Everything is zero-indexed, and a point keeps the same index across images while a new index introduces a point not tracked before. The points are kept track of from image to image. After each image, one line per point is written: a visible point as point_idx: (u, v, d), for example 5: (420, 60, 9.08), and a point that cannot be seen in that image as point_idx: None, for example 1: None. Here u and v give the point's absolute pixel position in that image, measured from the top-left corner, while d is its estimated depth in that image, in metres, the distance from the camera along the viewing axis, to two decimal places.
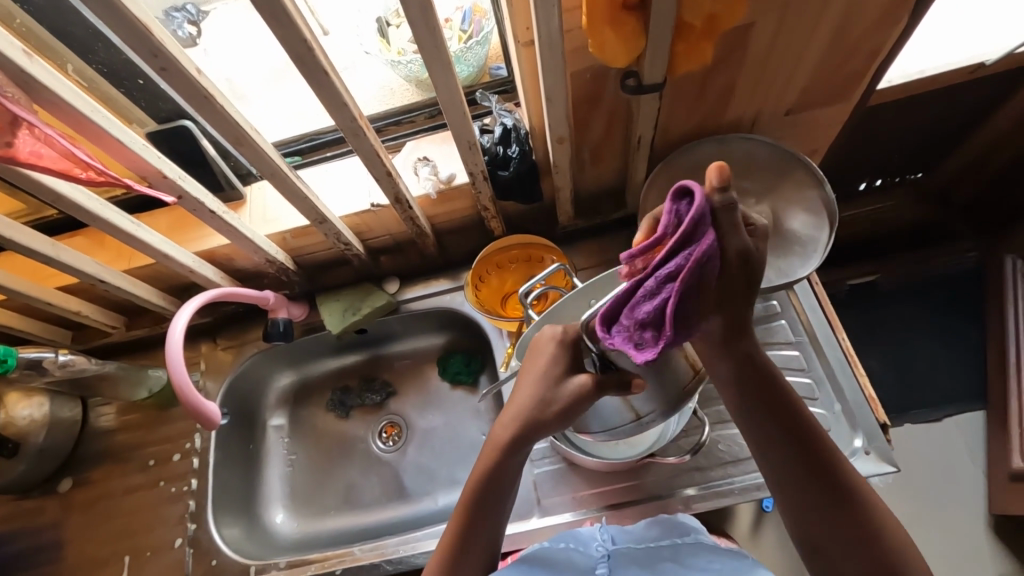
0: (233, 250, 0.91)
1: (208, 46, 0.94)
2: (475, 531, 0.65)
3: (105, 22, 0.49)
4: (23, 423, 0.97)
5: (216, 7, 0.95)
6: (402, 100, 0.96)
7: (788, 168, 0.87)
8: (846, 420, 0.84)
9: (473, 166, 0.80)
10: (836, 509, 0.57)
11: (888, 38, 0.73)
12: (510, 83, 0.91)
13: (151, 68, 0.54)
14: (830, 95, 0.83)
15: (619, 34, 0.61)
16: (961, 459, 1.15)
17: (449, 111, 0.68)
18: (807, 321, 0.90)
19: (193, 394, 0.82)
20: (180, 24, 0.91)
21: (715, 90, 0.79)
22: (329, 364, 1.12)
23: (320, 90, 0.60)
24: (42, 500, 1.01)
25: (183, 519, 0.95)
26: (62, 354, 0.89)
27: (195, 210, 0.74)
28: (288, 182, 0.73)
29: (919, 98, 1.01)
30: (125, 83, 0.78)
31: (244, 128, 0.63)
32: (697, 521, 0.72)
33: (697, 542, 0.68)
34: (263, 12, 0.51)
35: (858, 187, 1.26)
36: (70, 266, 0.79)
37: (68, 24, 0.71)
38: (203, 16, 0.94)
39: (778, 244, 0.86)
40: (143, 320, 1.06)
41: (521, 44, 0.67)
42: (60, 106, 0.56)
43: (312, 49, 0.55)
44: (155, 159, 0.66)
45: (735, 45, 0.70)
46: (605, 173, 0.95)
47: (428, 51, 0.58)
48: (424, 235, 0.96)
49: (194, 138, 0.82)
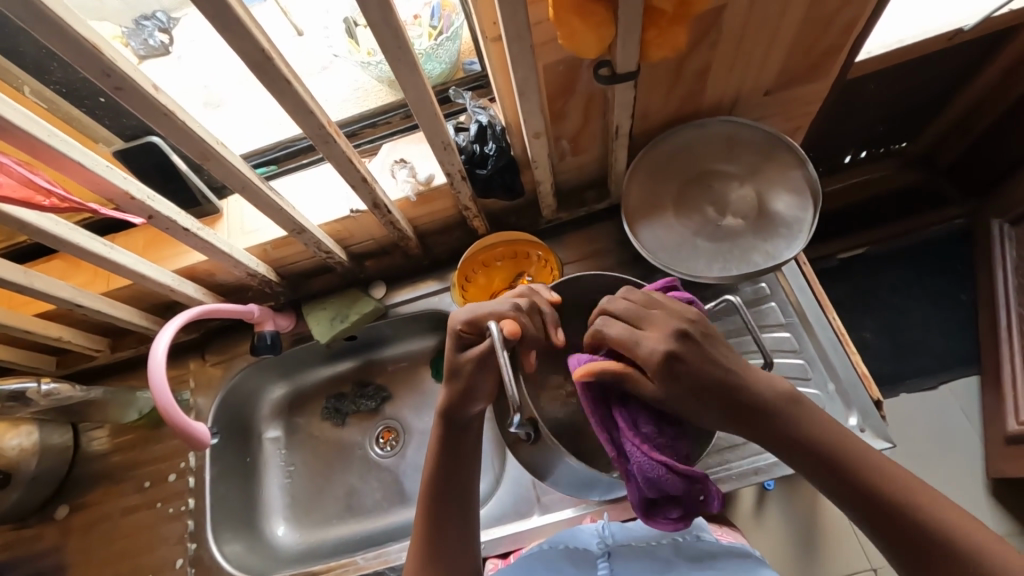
0: (213, 265, 0.90)
1: (180, 54, 0.93)
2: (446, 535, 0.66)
3: (51, 44, 0.47)
4: (13, 453, 0.93)
5: (186, 13, 0.92)
6: (376, 101, 0.94)
7: (770, 149, 0.87)
8: (840, 398, 0.84)
9: (450, 166, 0.79)
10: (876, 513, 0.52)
11: (862, 11, 0.71)
12: (483, 78, 0.89)
13: (105, 89, 0.52)
14: (809, 71, 0.82)
15: (588, 24, 0.59)
16: (957, 426, 1.16)
17: (420, 113, 0.67)
18: (797, 301, 0.89)
19: (180, 415, 0.80)
20: (151, 33, 0.89)
21: (692, 74, 0.78)
22: (322, 372, 1.11)
23: (284, 99, 0.58)
24: (39, 528, 1.00)
25: (183, 539, 0.95)
26: (45, 382, 0.87)
27: (168, 228, 0.72)
28: (261, 194, 0.71)
29: (899, 69, 1.00)
30: (87, 102, 0.76)
31: (209, 142, 0.61)
32: (700, 519, 0.74)
33: (697, 540, 0.70)
34: (215, 22, 0.48)
35: (844, 159, 1.26)
36: (44, 293, 0.77)
37: (20, 44, 0.68)
38: (173, 24, 0.91)
39: (763, 227, 0.85)
40: (126, 341, 1.04)
41: (490, 40, 0.66)
42: (12, 133, 0.54)
43: (270, 58, 0.53)
44: (122, 180, 0.64)
45: (707, 28, 0.69)
46: (586, 164, 0.94)
47: (392, 53, 0.56)
48: (407, 238, 0.94)
49: (163, 154, 0.80)
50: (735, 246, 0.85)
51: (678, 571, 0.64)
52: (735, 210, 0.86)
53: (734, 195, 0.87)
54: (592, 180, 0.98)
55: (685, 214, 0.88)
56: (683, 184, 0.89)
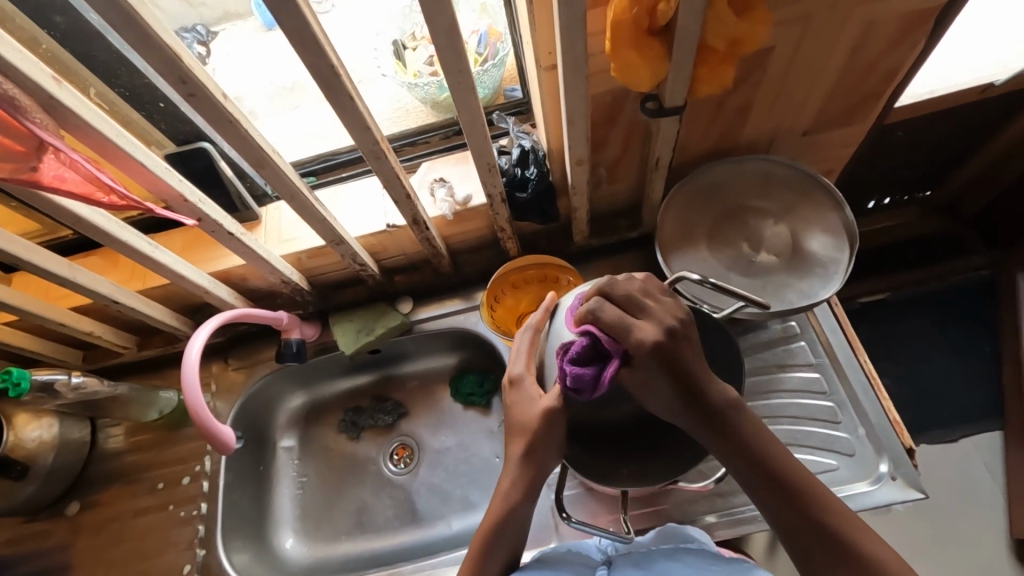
0: (248, 270, 0.91)
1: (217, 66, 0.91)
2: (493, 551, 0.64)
3: (134, 48, 0.49)
4: (32, 445, 0.92)
5: (224, 29, 0.91)
6: (416, 120, 0.96)
7: (808, 189, 0.87)
8: (870, 444, 0.82)
9: (492, 187, 0.80)
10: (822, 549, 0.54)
11: (904, 60, 0.74)
12: (525, 104, 0.92)
13: (179, 94, 0.54)
14: (847, 116, 0.84)
15: (643, 58, 0.61)
16: (978, 481, 1.14)
17: (470, 134, 0.68)
18: (827, 342, 0.89)
19: (208, 416, 0.80)
20: (190, 45, 0.87)
21: (733, 111, 0.79)
22: (340, 385, 1.11)
23: (344, 113, 0.60)
24: (49, 523, 1.00)
25: (193, 544, 0.94)
26: (75, 376, 0.87)
27: (213, 232, 0.74)
28: (307, 203, 0.73)
29: (929, 119, 1.02)
30: (146, 106, 0.79)
31: (265, 149, 0.63)
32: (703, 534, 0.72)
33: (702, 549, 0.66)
34: (292, 38, 0.51)
35: (867, 205, 1.25)
36: (85, 287, 0.78)
37: (94, 49, 0.71)
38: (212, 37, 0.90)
39: (798, 266, 0.85)
40: (154, 340, 1.06)
41: (543, 68, 0.68)
42: (84, 130, 0.56)
43: (338, 74, 0.55)
44: (177, 182, 0.65)
45: (753, 67, 0.71)
46: (620, 193, 0.95)
47: (453, 74, 0.59)
48: (440, 255, 0.96)
49: (212, 159, 0.82)
50: (770, 283, 0.84)
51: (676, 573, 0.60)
52: (770, 247, 0.87)
53: (768, 232, 0.88)
54: (625, 208, 1.00)
55: (719, 248, 0.88)
56: (720, 218, 0.90)
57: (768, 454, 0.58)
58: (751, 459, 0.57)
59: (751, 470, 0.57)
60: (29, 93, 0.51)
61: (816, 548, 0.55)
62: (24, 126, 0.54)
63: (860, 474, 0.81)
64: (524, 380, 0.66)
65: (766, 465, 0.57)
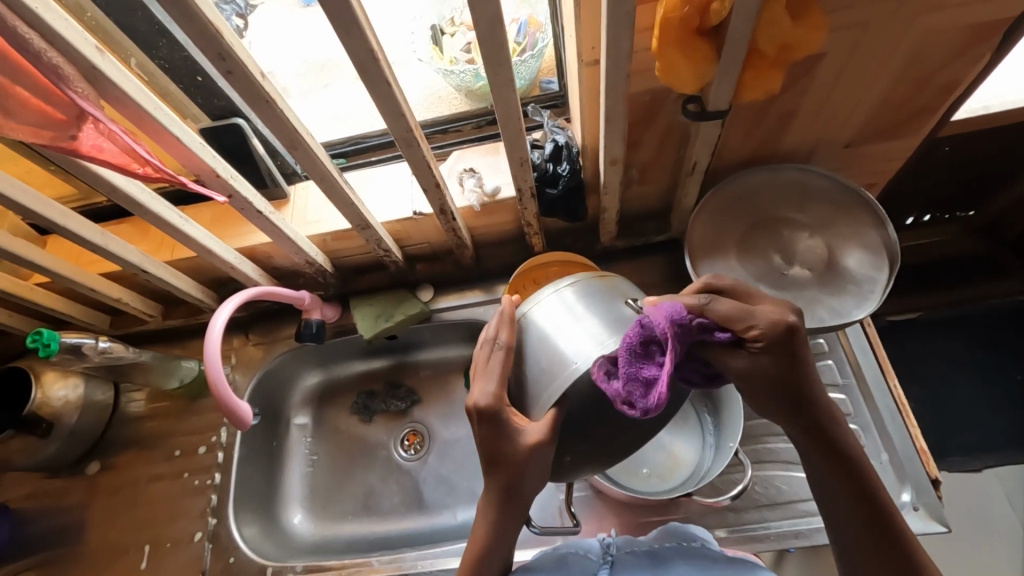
0: (273, 248, 0.92)
1: (251, 41, 0.91)
2: (498, 553, 0.63)
3: (176, 21, 0.49)
4: (58, 404, 0.95)
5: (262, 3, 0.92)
6: (449, 108, 0.95)
7: (847, 203, 0.84)
8: (893, 471, 0.80)
9: (522, 182, 0.79)
10: (866, 523, 0.54)
11: (964, 76, 0.70)
12: (561, 98, 0.90)
13: (218, 71, 0.54)
14: (896, 129, 0.80)
15: (689, 59, 0.59)
16: (999, 514, 1.11)
17: (504, 127, 0.67)
18: (855, 363, 0.86)
19: (226, 390, 0.81)
20: (229, 17, 0.85)
21: (777, 119, 0.76)
22: (356, 367, 1.12)
23: (379, 98, 0.60)
24: (70, 480, 1.03)
25: (205, 513, 0.96)
26: (102, 341, 0.89)
27: (243, 209, 0.74)
28: (336, 186, 0.72)
29: (982, 136, 0.97)
30: (183, 79, 0.79)
31: (299, 131, 0.63)
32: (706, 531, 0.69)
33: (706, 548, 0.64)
34: (333, 21, 0.50)
35: (906, 221, 1.21)
36: (116, 255, 0.80)
37: (136, 20, 0.72)
38: (250, 11, 0.89)
39: (831, 282, 0.82)
40: (179, 310, 1.08)
41: (584, 64, 0.66)
42: (124, 102, 0.56)
43: (376, 59, 0.54)
44: (211, 158, 0.66)
45: (803, 73, 0.68)
46: (651, 195, 0.93)
47: (492, 65, 0.57)
48: (464, 246, 0.95)
49: (245, 136, 0.82)
50: (801, 298, 0.82)
51: (680, 571, 0.59)
52: (803, 261, 0.84)
53: (802, 245, 0.85)
54: (654, 210, 0.98)
55: (749, 257, 0.86)
56: (751, 227, 0.87)
57: (855, 466, 0.55)
58: (812, 425, 0.55)
59: (813, 434, 0.55)
60: (72, 62, 0.51)
61: (856, 522, 0.54)
62: (66, 95, 0.54)
63: None
64: (500, 409, 0.58)
65: (826, 431, 0.55)
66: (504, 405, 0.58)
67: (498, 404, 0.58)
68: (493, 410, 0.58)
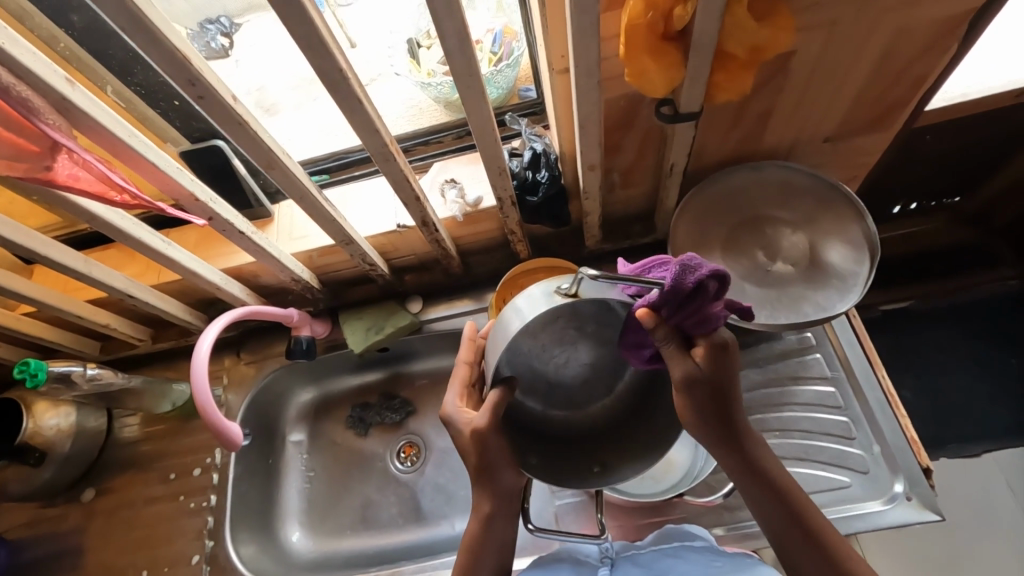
0: (259, 267, 0.92)
1: (239, 58, 0.93)
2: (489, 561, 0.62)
3: (144, 50, 0.49)
4: (50, 433, 0.94)
5: (249, 20, 0.92)
6: (430, 120, 0.96)
7: (829, 199, 0.85)
8: (885, 463, 0.80)
9: (502, 191, 0.80)
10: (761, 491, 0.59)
11: (935, 67, 0.71)
12: (539, 105, 0.90)
13: (188, 97, 0.54)
14: (872, 122, 0.81)
15: (658, 64, 0.59)
16: (998, 500, 1.10)
17: (480, 138, 0.67)
18: (844, 356, 0.87)
19: (215, 412, 0.81)
20: (213, 36, 0.88)
21: (753, 117, 0.77)
22: (350, 381, 1.12)
23: (353, 116, 0.60)
24: (66, 507, 1.02)
25: (201, 535, 0.96)
26: (90, 368, 0.89)
27: (224, 230, 0.74)
28: (316, 204, 0.73)
29: (960, 123, 0.97)
30: (160, 104, 0.79)
31: (275, 151, 0.63)
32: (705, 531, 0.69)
33: (705, 546, 0.64)
34: (300, 42, 0.50)
35: (892, 210, 1.21)
36: (100, 281, 0.80)
37: (110, 47, 0.72)
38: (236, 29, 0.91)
39: (814, 277, 0.83)
40: (169, 332, 1.08)
41: (556, 72, 0.66)
42: (97, 131, 0.56)
43: (346, 77, 0.55)
44: (188, 182, 0.66)
45: (775, 72, 0.68)
46: (634, 197, 0.93)
47: (463, 78, 0.58)
48: (450, 256, 0.95)
49: (225, 157, 0.82)
50: (785, 294, 0.82)
51: (677, 570, 0.58)
52: (787, 257, 0.84)
53: (786, 242, 0.85)
54: (638, 212, 0.98)
55: (733, 255, 0.86)
56: (735, 226, 0.87)
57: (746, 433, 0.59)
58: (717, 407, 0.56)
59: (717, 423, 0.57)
60: (42, 94, 0.52)
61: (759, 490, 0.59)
62: (38, 127, 0.54)
63: (873, 493, 0.79)
64: (454, 413, 0.63)
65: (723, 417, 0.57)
66: (457, 404, 0.63)
67: (455, 407, 0.63)
68: (449, 416, 0.63)
